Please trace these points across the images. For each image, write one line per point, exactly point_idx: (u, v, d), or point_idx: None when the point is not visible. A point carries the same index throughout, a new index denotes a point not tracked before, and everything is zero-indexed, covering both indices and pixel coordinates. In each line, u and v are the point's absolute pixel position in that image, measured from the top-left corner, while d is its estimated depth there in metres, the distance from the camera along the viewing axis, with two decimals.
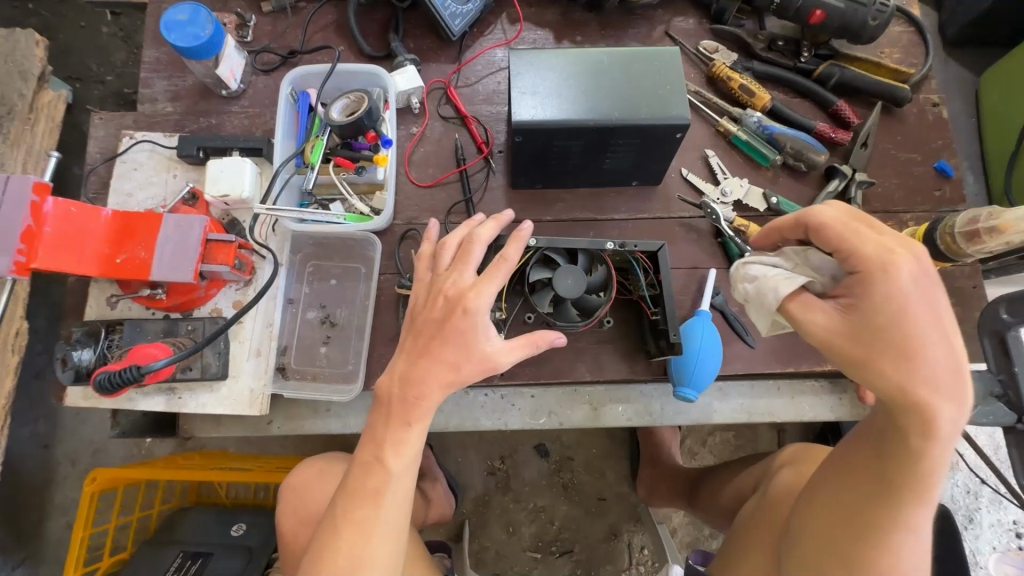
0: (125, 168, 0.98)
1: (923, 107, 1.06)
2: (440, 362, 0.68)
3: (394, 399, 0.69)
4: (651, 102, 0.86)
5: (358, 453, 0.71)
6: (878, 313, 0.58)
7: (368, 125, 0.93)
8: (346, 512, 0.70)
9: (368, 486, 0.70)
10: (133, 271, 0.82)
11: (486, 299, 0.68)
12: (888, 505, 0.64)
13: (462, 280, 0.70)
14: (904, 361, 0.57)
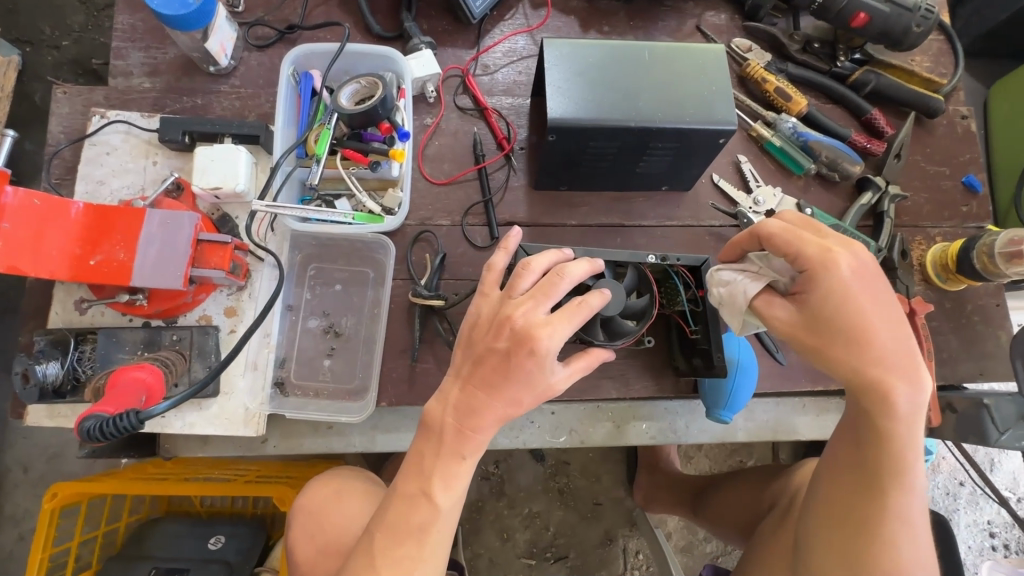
0: (95, 152, 0.85)
1: (953, 119, 1.03)
2: (500, 399, 0.64)
3: (449, 434, 0.66)
4: (695, 105, 0.80)
5: (400, 487, 0.67)
6: (828, 305, 0.59)
7: (382, 115, 0.83)
8: (385, 548, 0.67)
9: (410, 524, 0.67)
10: (110, 275, 0.71)
11: (558, 341, 0.63)
12: (879, 499, 0.63)
13: (536, 315, 0.64)
14: (863, 346, 0.59)
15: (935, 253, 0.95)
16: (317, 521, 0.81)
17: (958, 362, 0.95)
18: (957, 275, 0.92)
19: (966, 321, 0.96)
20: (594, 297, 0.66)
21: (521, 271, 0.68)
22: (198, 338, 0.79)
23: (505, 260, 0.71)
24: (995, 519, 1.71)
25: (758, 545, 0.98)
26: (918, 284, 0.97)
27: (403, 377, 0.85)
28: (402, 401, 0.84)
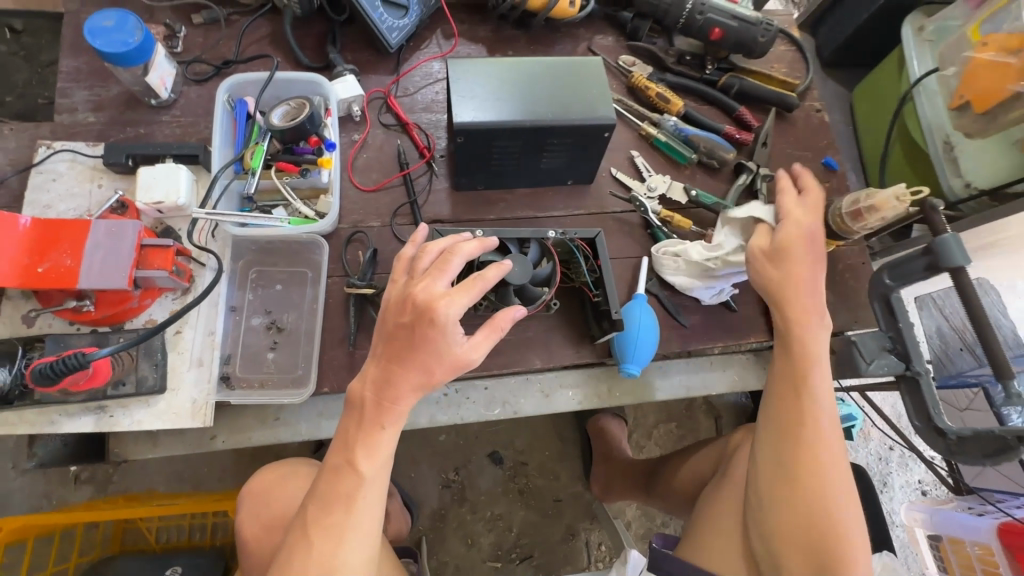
0: (42, 179, 0.92)
1: (809, 113, 1.23)
2: (415, 367, 0.72)
3: (370, 405, 0.73)
4: (581, 105, 0.95)
5: (328, 460, 0.74)
6: (797, 240, 0.86)
7: (310, 130, 0.93)
8: (318, 518, 0.72)
9: (338, 494, 0.73)
10: (57, 280, 0.77)
11: (455, 310, 0.71)
12: (808, 410, 0.82)
13: (435, 288, 0.72)
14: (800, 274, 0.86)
15: None
16: (261, 504, 0.88)
17: (835, 313, 1.09)
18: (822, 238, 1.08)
19: (839, 278, 1.11)
20: (489, 270, 0.74)
21: (422, 254, 0.77)
22: (144, 339, 0.85)
23: (412, 249, 0.81)
24: (925, 478, 1.83)
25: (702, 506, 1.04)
26: None
27: (343, 364, 0.92)
28: (343, 384, 0.91)
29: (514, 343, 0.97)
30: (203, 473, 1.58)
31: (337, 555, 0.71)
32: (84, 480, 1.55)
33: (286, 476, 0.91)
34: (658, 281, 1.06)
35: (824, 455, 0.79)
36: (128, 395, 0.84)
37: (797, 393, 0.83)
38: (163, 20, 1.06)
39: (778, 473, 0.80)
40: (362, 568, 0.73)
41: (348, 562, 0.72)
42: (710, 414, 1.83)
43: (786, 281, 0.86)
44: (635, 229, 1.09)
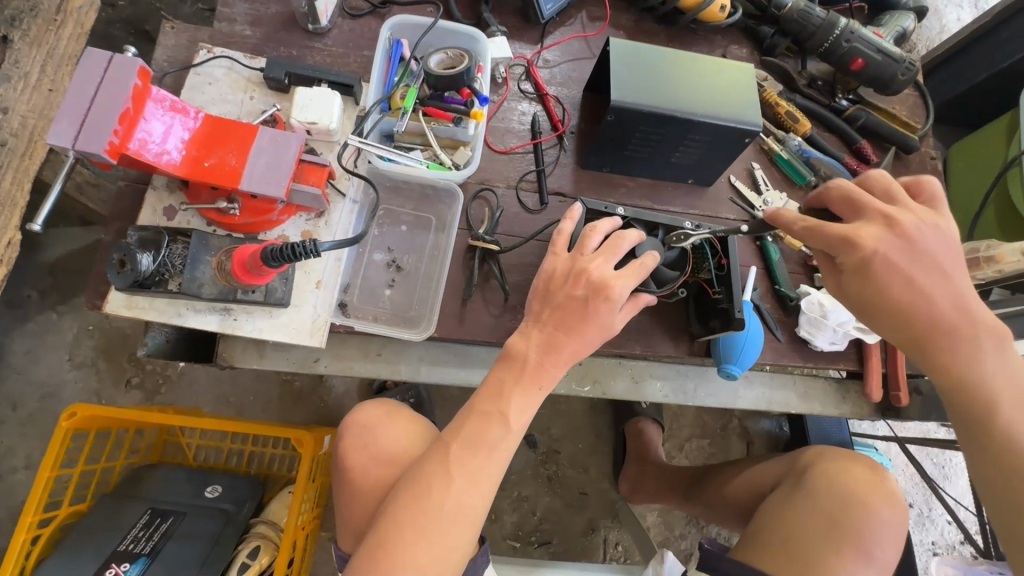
0: (198, 80, 0.94)
1: (924, 159, 1.24)
2: (578, 339, 0.73)
3: (529, 363, 0.73)
4: (731, 107, 0.96)
5: (477, 404, 0.73)
6: (880, 285, 0.72)
7: (467, 81, 0.94)
8: (457, 456, 0.71)
9: (482, 441, 0.71)
10: (220, 177, 0.79)
11: (626, 291, 0.73)
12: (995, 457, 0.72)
13: (609, 269, 0.74)
14: (907, 318, 0.73)
15: None
16: (369, 436, 0.91)
17: None
18: None
19: None
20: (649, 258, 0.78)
21: (589, 234, 0.78)
22: None
23: (571, 226, 0.80)
24: (940, 541, 1.78)
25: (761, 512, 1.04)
26: None
27: (454, 313, 0.94)
28: (452, 333, 0.93)
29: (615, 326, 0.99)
30: (248, 401, 1.60)
31: (468, 496, 0.70)
32: (135, 386, 1.56)
33: (391, 414, 0.95)
34: (760, 292, 1.08)
35: None
36: (255, 303, 0.85)
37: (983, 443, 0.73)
38: None
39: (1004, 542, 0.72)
40: (482, 519, 0.72)
41: (476, 508, 0.70)
42: (743, 437, 1.85)
43: (901, 332, 0.74)
44: (745, 238, 1.11)
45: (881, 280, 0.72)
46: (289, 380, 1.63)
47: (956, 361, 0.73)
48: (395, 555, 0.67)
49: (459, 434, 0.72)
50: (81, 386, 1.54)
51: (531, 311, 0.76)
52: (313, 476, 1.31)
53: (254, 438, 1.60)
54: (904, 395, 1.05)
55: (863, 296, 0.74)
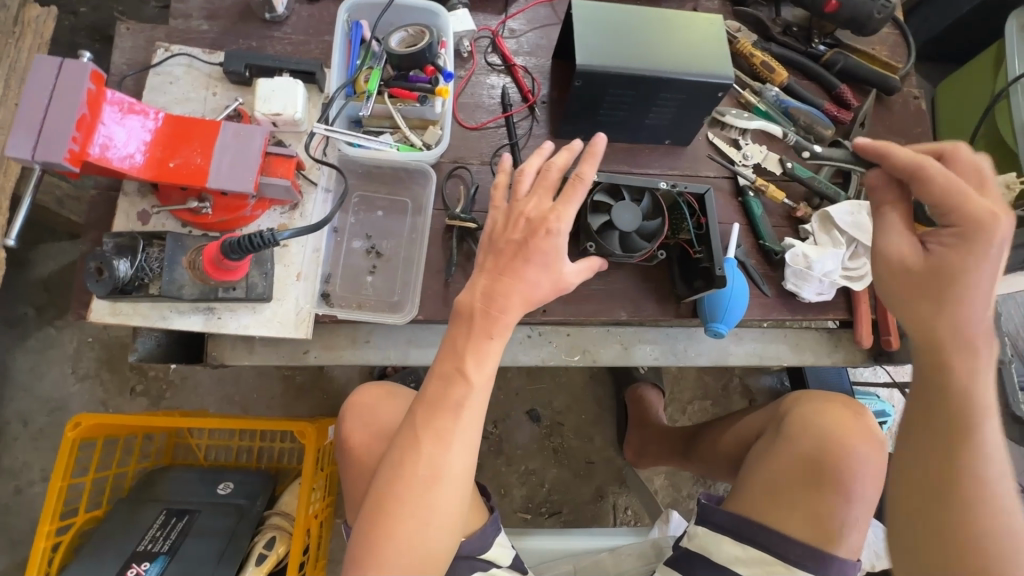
0: (159, 80, 0.93)
1: (907, 99, 1.22)
2: (523, 278, 0.76)
3: (476, 318, 0.75)
4: (700, 61, 0.95)
5: (438, 366, 0.75)
6: (959, 262, 0.64)
7: (428, 58, 0.93)
8: (425, 419, 0.73)
9: (448, 400, 0.74)
10: (187, 177, 0.78)
11: (567, 223, 0.77)
12: (972, 486, 0.63)
13: (545, 204, 0.78)
14: (963, 307, 0.64)
15: None
16: (366, 416, 0.95)
17: None
18: None
19: None
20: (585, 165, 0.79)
21: (522, 174, 0.82)
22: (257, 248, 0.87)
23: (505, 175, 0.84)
24: None
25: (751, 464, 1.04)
26: None
27: (438, 295, 0.93)
28: (437, 315, 0.93)
29: (601, 293, 1.00)
30: (253, 399, 1.62)
31: (439, 453, 0.73)
32: (140, 393, 1.59)
33: (389, 394, 0.98)
34: (745, 249, 1.07)
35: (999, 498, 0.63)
36: (237, 300, 0.86)
37: (944, 470, 0.65)
38: None
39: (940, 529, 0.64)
40: (461, 479, 0.74)
41: (452, 467, 0.73)
42: (744, 394, 1.87)
43: (937, 320, 0.66)
44: (727, 195, 1.10)
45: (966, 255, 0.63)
46: (291, 375, 1.65)
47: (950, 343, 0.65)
48: (380, 521, 0.72)
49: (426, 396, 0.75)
50: (86, 397, 1.57)
51: (478, 261, 0.80)
52: (321, 466, 1.35)
53: (261, 435, 1.63)
54: (895, 339, 1.05)
55: (938, 267, 0.65)
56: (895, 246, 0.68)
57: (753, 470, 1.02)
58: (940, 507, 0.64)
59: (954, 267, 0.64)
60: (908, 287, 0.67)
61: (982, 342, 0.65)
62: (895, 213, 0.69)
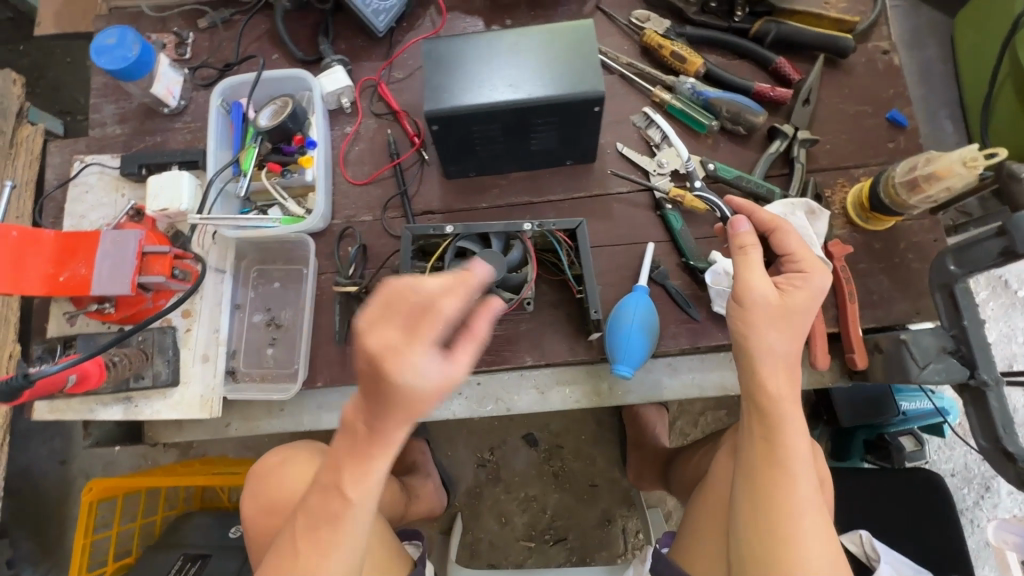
0: (78, 191, 1.03)
1: (873, 56, 1.01)
2: (399, 417, 0.57)
3: (348, 451, 0.63)
4: (568, 77, 0.85)
5: (318, 477, 0.67)
6: (801, 299, 0.73)
7: (293, 129, 0.96)
8: (305, 531, 0.67)
9: (326, 514, 0.66)
10: (75, 288, 0.86)
11: (422, 360, 0.51)
12: (785, 530, 0.68)
13: (388, 342, 0.51)
14: (790, 345, 0.72)
15: (854, 194, 0.93)
16: (264, 485, 0.96)
17: (890, 302, 0.93)
18: (874, 214, 0.90)
19: (898, 261, 0.94)
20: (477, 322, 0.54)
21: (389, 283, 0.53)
22: (157, 338, 0.93)
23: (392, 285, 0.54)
24: None
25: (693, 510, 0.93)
26: (842, 227, 0.95)
27: (336, 359, 0.96)
28: (338, 379, 0.96)
29: (501, 339, 0.94)
30: (264, 443, 1.74)
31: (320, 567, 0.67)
32: (171, 445, 1.77)
33: (286, 458, 0.98)
34: (666, 269, 0.96)
35: (801, 485, 0.69)
36: (147, 388, 0.92)
37: (772, 524, 0.68)
38: (172, 29, 1.09)
39: (756, 512, 0.69)
40: None
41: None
42: None
43: (762, 350, 0.72)
44: (644, 210, 0.99)
45: (802, 296, 0.74)
46: None
47: (749, 346, 0.72)
48: None
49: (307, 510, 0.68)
50: (130, 451, 1.78)
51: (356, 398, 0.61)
52: None
53: None
54: (859, 357, 0.89)
55: (790, 302, 0.73)
56: (755, 284, 0.73)
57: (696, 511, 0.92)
58: (771, 559, 0.67)
59: (791, 305, 0.73)
60: (765, 321, 0.72)
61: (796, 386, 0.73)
62: (756, 252, 0.75)
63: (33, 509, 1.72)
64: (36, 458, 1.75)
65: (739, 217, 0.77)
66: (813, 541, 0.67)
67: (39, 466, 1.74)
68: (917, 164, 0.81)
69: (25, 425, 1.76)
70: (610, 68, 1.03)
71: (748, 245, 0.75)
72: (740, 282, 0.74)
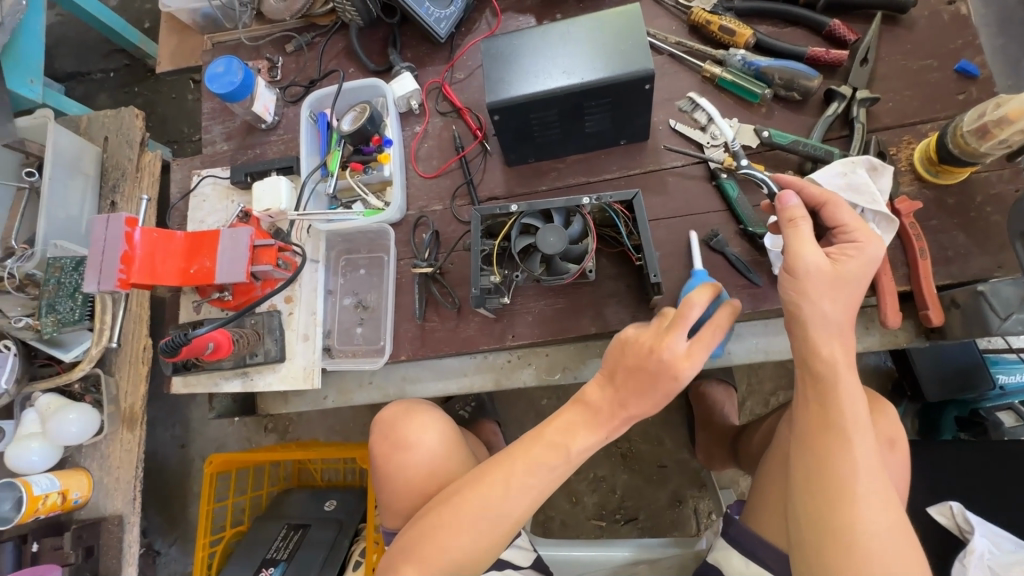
0: (197, 200, 1.21)
1: (936, 8, 0.98)
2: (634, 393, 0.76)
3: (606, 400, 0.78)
4: (619, 59, 0.90)
5: (548, 435, 0.79)
6: (856, 271, 0.73)
7: (372, 131, 1.07)
8: (511, 478, 0.78)
9: (546, 467, 0.78)
10: (202, 279, 1.02)
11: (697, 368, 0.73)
12: (846, 492, 0.68)
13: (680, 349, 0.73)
14: (843, 313, 0.73)
15: (921, 148, 0.92)
16: (391, 431, 0.99)
17: (969, 257, 0.89)
18: (944, 166, 0.88)
19: (976, 215, 0.90)
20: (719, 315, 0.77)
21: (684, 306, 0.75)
22: (267, 320, 1.07)
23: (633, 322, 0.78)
24: None
25: (758, 474, 0.95)
26: (909, 184, 0.93)
27: (415, 335, 1.06)
28: (417, 353, 1.06)
29: (565, 311, 1.00)
30: (350, 427, 1.90)
31: (503, 502, 0.78)
32: (271, 430, 1.98)
33: (410, 408, 1.02)
34: (724, 236, 0.99)
35: (865, 450, 0.70)
36: (261, 363, 1.07)
37: (828, 485, 0.69)
38: (265, 55, 1.26)
39: (813, 476, 0.71)
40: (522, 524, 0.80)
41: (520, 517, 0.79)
42: None
43: (814, 317, 0.73)
44: (698, 181, 1.02)
45: (856, 266, 0.74)
46: None
47: (801, 317, 0.73)
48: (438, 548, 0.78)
49: (521, 451, 0.79)
50: (237, 435, 2.00)
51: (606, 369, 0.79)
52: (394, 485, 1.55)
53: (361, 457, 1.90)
54: (935, 314, 0.87)
55: (842, 271, 0.73)
56: (806, 254, 0.74)
57: (761, 479, 0.93)
58: (828, 518, 0.68)
59: (844, 275, 0.73)
60: (817, 289, 0.72)
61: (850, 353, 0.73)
62: (806, 223, 0.75)
63: (162, 486, 1.98)
64: (163, 441, 2.01)
65: (788, 192, 0.78)
66: (876, 503, 0.68)
67: (165, 449, 2.00)
68: (986, 110, 0.80)
69: (152, 414, 2.03)
70: (659, 49, 1.07)
71: (797, 218, 0.75)
72: (790, 253, 0.74)
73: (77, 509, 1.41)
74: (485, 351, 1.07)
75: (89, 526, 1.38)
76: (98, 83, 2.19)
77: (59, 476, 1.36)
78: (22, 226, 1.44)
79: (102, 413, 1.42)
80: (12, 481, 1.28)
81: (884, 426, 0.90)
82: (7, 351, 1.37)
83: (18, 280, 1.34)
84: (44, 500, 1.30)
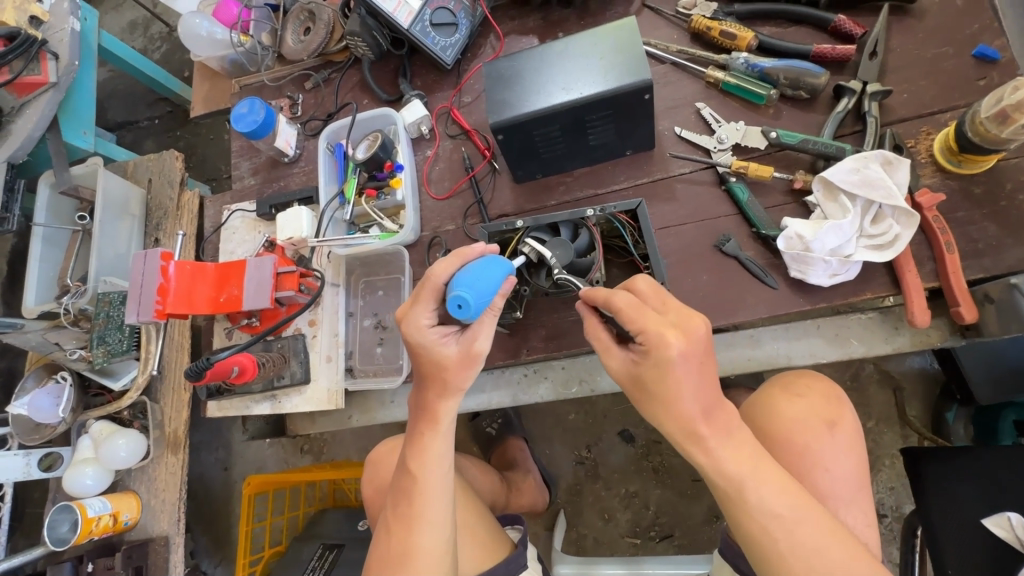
0: (228, 233, 1.28)
1: None
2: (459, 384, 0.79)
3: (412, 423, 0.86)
4: (620, 71, 0.91)
5: (407, 465, 0.85)
6: (657, 373, 0.70)
7: (384, 157, 1.12)
8: (407, 509, 0.84)
9: (416, 488, 0.84)
10: (232, 306, 1.07)
11: (487, 341, 0.77)
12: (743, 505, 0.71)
13: (458, 343, 0.77)
14: (683, 366, 0.69)
15: (940, 138, 0.89)
16: (377, 471, 1.14)
17: (1003, 249, 0.85)
18: (966, 155, 0.85)
19: (1007, 204, 0.86)
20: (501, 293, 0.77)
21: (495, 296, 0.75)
22: (292, 343, 1.13)
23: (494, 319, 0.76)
24: None
25: None
26: (931, 176, 0.90)
27: None
28: None
29: (577, 323, 1.00)
30: None
31: (414, 541, 0.82)
32: (307, 451, 2.03)
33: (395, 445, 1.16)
34: (737, 240, 0.97)
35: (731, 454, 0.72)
36: (287, 385, 1.12)
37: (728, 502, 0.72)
38: (287, 93, 1.33)
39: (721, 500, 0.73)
40: (440, 550, 0.83)
41: (422, 545, 0.82)
42: (885, 384, 1.52)
43: (658, 388, 0.71)
44: (708, 186, 1.00)
45: (663, 371, 0.69)
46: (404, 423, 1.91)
47: (651, 391, 0.72)
48: None
49: (404, 491, 0.85)
50: (275, 458, 2.06)
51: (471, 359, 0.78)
52: None
53: None
54: (966, 310, 0.83)
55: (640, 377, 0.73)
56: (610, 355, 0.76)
57: None
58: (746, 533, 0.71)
59: (658, 379, 0.70)
60: (645, 391, 0.73)
61: (715, 408, 0.72)
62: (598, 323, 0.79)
63: (210, 507, 2.06)
64: (209, 465, 2.10)
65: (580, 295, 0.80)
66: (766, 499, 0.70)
67: (211, 472, 2.08)
68: (1005, 92, 0.78)
69: (197, 438, 2.12)
70: (661, 58, 1.07)
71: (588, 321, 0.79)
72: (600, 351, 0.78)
73: (128, 530, 1.48)
74: (501, 366, 1.08)
75: (138, 547, 1.45)
76: (145, 130, 2.36)
77: (110, 499, 1.44)
78: (76, 266, 1.55)
79: (149, 438, 1.50)
80: (70, 504, 1.36)
81: (830, 408, 0.90)
82: (63, 382, 1.49)
83: (73, 315, 1.44)
84: (98, 522, 1.37)
